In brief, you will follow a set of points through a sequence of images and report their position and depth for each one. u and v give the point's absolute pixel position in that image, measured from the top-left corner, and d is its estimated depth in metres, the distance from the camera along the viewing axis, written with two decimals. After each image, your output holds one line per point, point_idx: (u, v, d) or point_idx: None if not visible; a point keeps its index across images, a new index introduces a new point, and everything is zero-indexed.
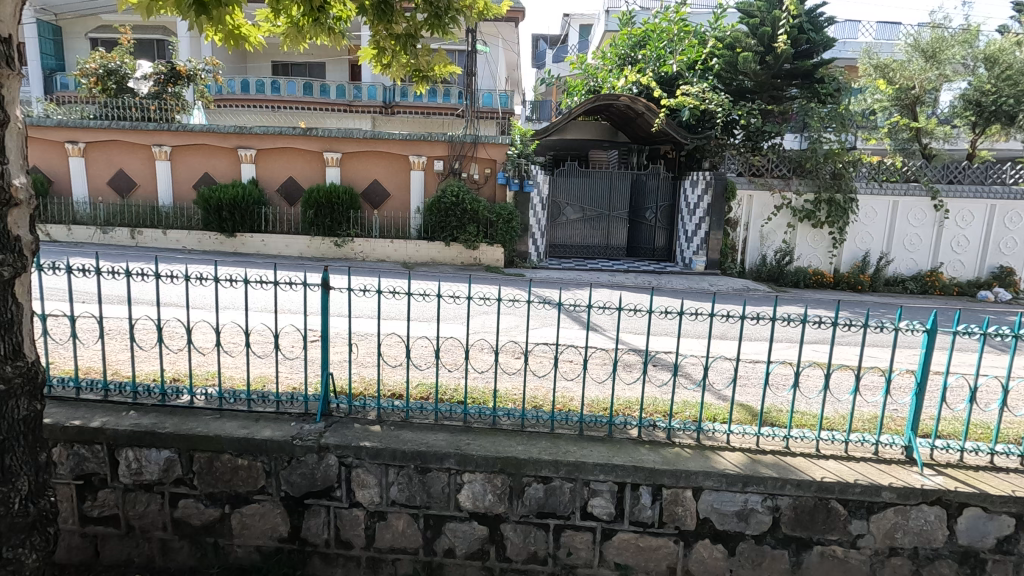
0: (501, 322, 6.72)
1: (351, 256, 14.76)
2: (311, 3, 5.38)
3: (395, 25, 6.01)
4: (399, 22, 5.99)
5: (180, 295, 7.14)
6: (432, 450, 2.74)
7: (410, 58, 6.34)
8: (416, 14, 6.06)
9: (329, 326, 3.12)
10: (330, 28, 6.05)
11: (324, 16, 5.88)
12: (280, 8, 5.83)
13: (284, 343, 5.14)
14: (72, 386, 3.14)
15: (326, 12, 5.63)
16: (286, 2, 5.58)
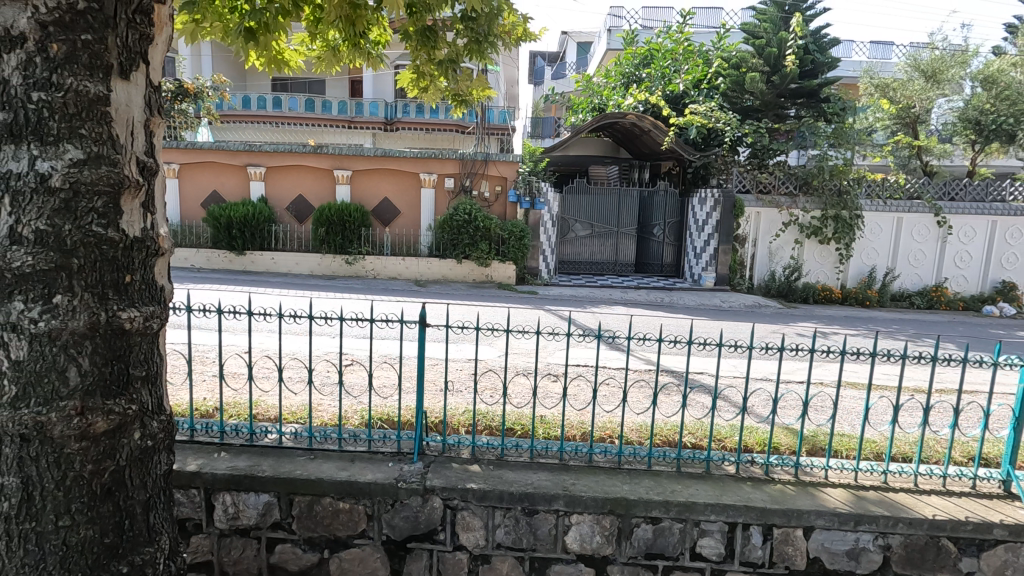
0: (538, 346, 6.69)
1: (362, 274, 14.67)
2: (356, 30, 5.40)
3: (436, 51, 5.99)
4: (440, 48, 5.98)
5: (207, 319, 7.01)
6: (541, 491, 2.70)
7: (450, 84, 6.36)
8: (457, 39, 6.04)
9: (423, 364, 3.07)
10: (368, 52, 6.03)
11: (364, 41, 5.86)
12: (320, 33, 5.76)
13: (334, 369, 5.08)
14: None
15: (368, 38, 5.64)
16: (330, 27, 5.52)
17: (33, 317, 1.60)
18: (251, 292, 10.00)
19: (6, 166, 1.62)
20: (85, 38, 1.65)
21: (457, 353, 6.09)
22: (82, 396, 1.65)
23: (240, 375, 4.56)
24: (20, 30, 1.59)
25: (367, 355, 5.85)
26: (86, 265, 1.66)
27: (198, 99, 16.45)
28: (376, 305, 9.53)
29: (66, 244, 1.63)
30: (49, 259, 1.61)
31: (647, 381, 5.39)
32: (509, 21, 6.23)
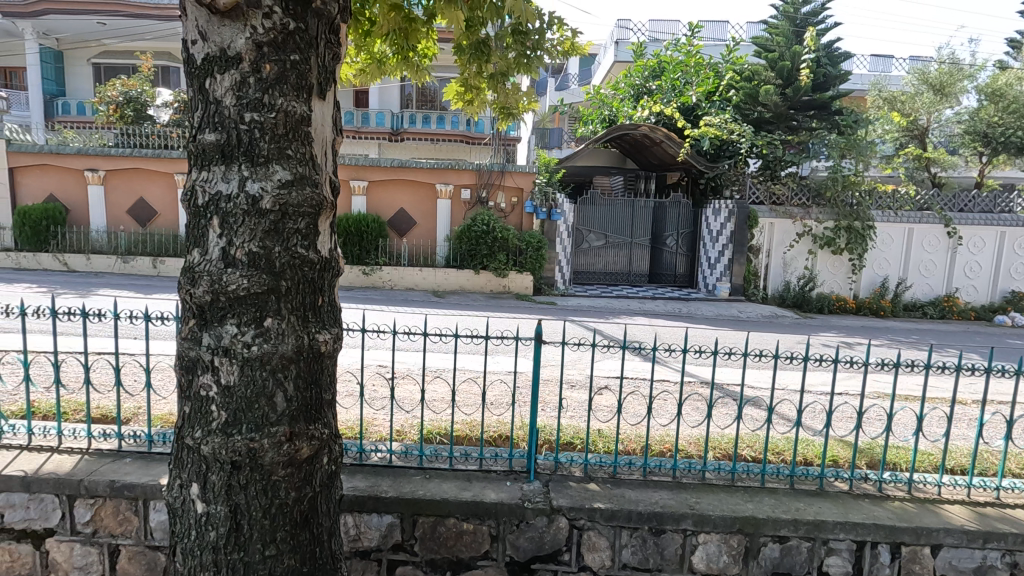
0: (584, 359, 6.65)
1: (379, 285, 14.59)
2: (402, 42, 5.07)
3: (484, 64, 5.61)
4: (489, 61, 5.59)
5: None
6: (669, 510, 2.67)
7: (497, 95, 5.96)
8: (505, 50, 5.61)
9: (534, 382, 3.02)
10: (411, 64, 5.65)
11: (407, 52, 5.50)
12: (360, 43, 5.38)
13: (396, 382, 5.04)
14: None
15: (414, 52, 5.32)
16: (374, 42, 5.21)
17: (247, 341, 1.57)
18: None
19: (217, 188, 1.60)
20: (294, 59, 1.63)
21: (509, 364, 6.06)
22: (290, 421, 1.62)
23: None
24: (237, 51, 1.57)
25: (420, 368, 5.81)
26: (294, 288, 1.64)
27: None
28: (407, 317, 9.46)
29: (276, 267, 1.60)
30: (261, 281, 1.58)
31: (705, 394, 5.38)
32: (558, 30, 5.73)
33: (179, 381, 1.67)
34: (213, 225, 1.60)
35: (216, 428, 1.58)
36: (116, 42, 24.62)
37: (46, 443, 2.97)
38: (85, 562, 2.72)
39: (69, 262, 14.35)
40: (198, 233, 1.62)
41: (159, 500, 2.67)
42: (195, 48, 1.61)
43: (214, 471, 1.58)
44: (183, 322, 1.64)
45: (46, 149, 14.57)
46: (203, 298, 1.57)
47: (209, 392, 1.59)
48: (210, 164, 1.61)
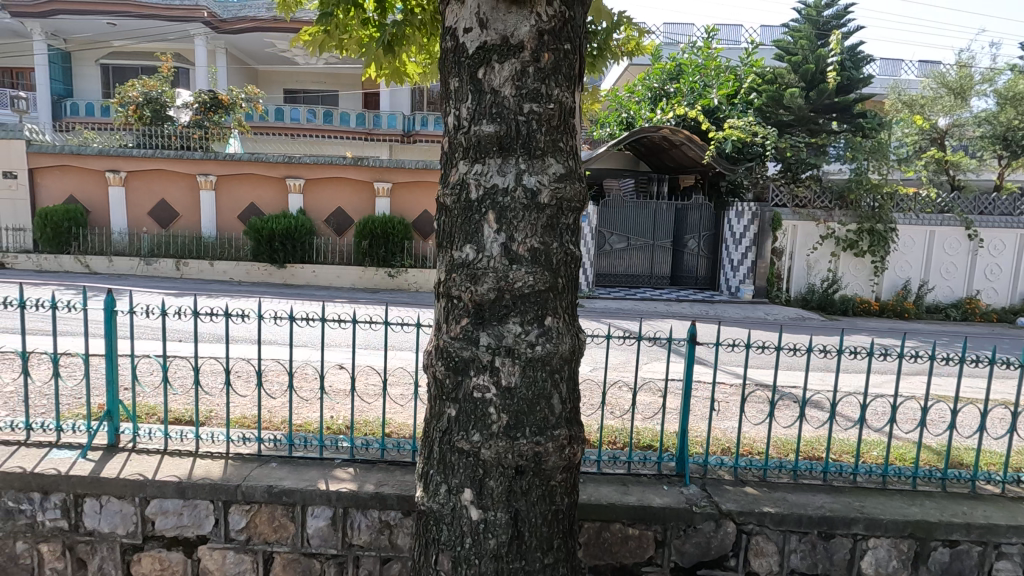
0: (642, 364, 6.63)
1: (405, 288, 14.51)
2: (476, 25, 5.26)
3: None
4: None
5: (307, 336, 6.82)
6: (840, 514, 2.62)
7: None
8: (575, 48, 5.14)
9: (686, 383, 2.94)
10: None
11: None
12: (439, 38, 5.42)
13: None
14: (406, 448, 2.92)
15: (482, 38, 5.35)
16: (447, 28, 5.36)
17: (532, 340, 1.51)
18: (314, 305, 9.73)
19: (493, 181, 1.53)
20: (566, 49, 1.57)
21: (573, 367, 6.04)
22: (567, 424, 1.56)
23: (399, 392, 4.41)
24: (519, 38, 1.51)
25: None
26: (569, 285, 1.59)
27: (231, 111, 16.30)
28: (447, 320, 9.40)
29: (554, 263, 1.54)
30: (545, 279, 1.52)
31: (782, 395, 5.37)
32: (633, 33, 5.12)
33: (442, 384, 1.60)
34: (489, 220, 1.53)
35: (498, 432, 1.51)
36: (124, 42, 24.45)
37: (183, 448, 2.89)
38: (238, 570, 2.64)
39: (90, 264, 14.21)
40: (471, 228, 1.55)
41: (318, 505, 2.60)
42: (469, 35, 1.54)
43: (495, 476, 1.52)
44: (452, 321, 1.57)
45: (67, 150, 14.41)
46: (487, 295, 1.50)
47: (486, 394, 1.53)
48: (485, 156, 1.54)
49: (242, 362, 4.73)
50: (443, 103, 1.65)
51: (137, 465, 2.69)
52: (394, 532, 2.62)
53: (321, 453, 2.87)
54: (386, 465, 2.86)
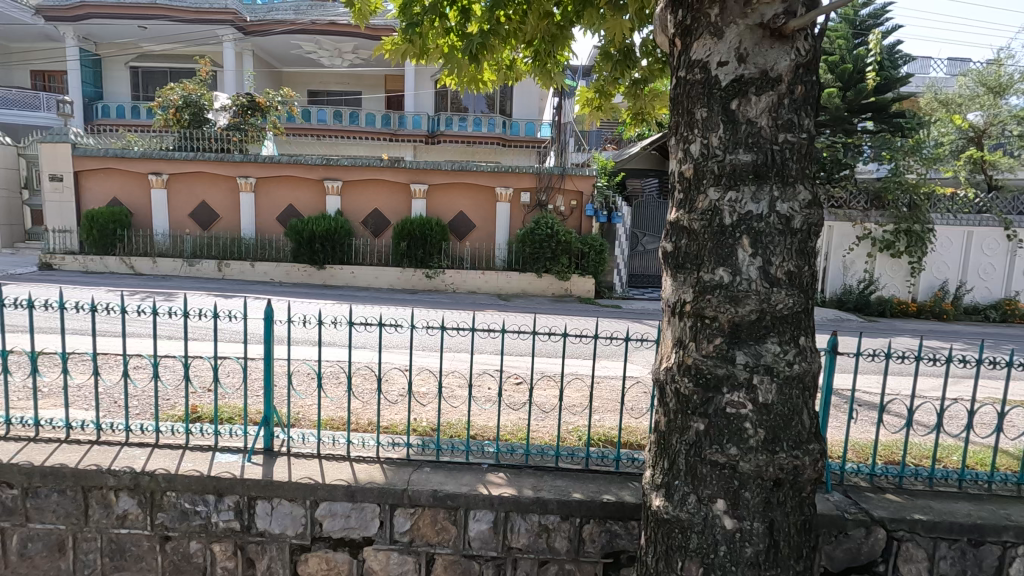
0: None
1: (442, 289, 14.64)
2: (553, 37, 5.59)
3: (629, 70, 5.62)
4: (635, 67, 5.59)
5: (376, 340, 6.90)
6: (990, 522, 2.67)
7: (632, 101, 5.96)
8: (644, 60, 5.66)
9: (828, 392, 2.98)
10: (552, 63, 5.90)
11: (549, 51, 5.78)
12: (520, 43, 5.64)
13: (563, 389, 5.08)
14: (550, 455, 3.01)
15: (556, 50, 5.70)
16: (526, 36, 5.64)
17: (789, 360, 1.61)
18: (364, 307, 9.85)
19: (748, 208, 1.61)
20: (813, 80, 1.66)
21: (636, 372, 6.12)
22: (815, 437, 1.66)
23: (486, 399, 4.49)
24: (779, 72, 1.59)
25: (565, 372, 5.86)
26: (814, 307, 1.68)
27: (266, 114, 16.36)
28: (496, 322, 9.48)
29: (806, 286, 1.64)
30: (799, 302, 1.62)
31: (855, 398, 5.41)
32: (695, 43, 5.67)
33: (689, 398, 1.68)
34: (744, 244, 1.61)
35: (757, 445, 1.60)
36: (154, 45, 24.78)
37: (335, 451, 3.00)
38: (401, 571, 2.75)
39: (135, 265, 14.48)
40: (725, 252, 1.63)
41: (480, 509, 2.69)
42: (723, 69, 1.62)
43: (753, 488, 1.60)
44: (703, 340, 1.65)
45: (110, 154, 14.68)
46: (748, 316, 1.60)
47: (742, 410, 1.61)
48: (740, 184, 1.62)
49: (336, 367, 4.85)
50: (684, 128, 1.73)
51: (302, 469, 2.80)
52: (553, 535, 2.71)
53: (469, 458, 2.97)
54: (533, 470, 2.95)
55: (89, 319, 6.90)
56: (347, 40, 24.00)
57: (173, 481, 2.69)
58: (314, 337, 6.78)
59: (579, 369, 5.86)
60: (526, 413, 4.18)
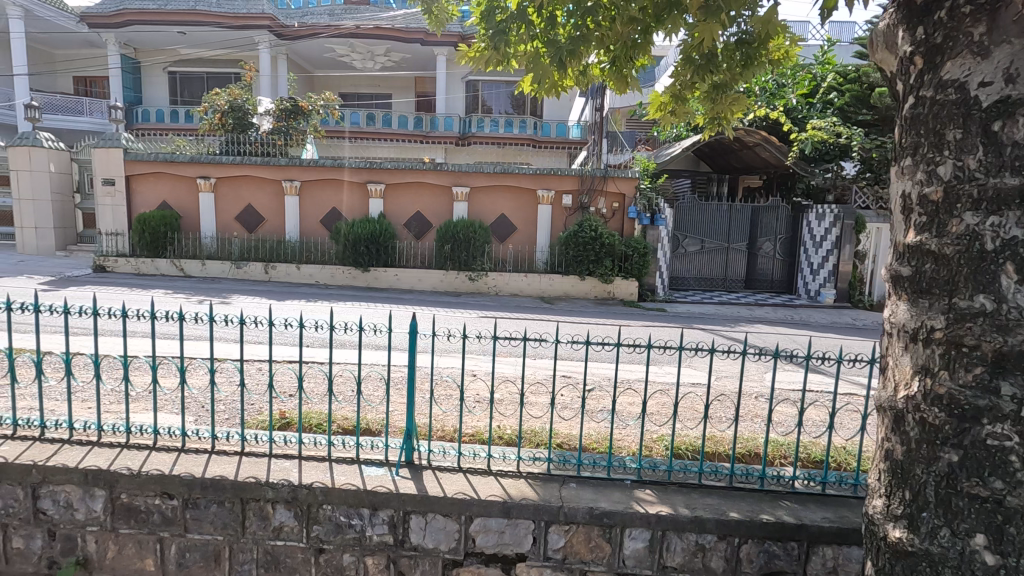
0: (761, 372, 6.65)
1: (484, 291, 14.68)
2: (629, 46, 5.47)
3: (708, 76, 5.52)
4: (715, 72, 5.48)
5: (439, 345, 6.95)
6: None
7: (711, 104, 5.83)
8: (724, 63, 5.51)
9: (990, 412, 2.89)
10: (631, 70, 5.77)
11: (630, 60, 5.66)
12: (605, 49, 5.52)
13: (650, 398, 5.07)
14: (693, 471, 2.97)
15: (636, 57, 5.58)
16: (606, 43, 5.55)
17: None
18: (416, 311, 9.90)
19: (1014, 234, 1.54)
20: None
21: (702, 379, 6.08)
22: None
23: (581, 408, 4.46)
24: None
25: (641, 380, 5.86)
26: None
27: (308, 118, 16.53)
28: (548, 326, 9.51)
29: None
30: None
31: None
32: (777, 44, 5.59)
33: (941, 428, 1.63)
34: (1010, 271, 1.54)
35: None
36: (192, 50, 25.21)
37: (476, 465, 3.00)
38: None
39: (185, 267, 14.77)
40: (988, 278, 1.56)
41: (637, 527, 2.67)
42: (986, 90, 1.56)
43: (1022, 525, 1.54)
44: (960, 368, 1.60)
45: (161, 158, 14.97)
46: (1019, 347, 1.53)
47: (1007, 442, 1.54)
48: (1005, 208, 1.54)
49: (423, 379, 4.92)
50: (930, 148, 1.67)
51: (453, 484, 2.80)
52: (708, 554, 2.67)
53: (611, 474, 2.94)
54: (677, 487, 2.92)
55: (162, 323, 7.05)
56: (381, 44, 24.19)
57: (331, 495, 2.72)
58: (378, 342, 6.86)
59: (657, 378, 5.84)
60: (629, 424, 4.17)
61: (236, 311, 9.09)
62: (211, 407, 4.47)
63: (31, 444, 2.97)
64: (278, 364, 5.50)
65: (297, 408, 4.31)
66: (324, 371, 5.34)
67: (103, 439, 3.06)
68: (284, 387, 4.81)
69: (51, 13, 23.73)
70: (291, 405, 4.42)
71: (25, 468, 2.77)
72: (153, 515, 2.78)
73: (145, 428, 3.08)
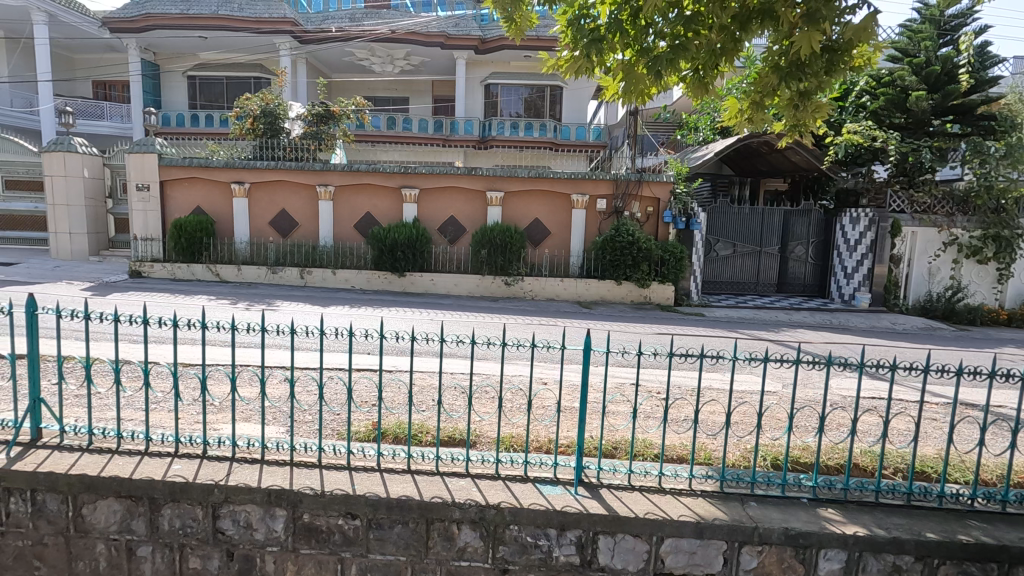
0: (825, 379, 6.77)
1: (520, 296, 14.70)
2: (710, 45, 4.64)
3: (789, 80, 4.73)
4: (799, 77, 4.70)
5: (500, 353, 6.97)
6: None
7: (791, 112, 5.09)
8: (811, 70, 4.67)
9: None
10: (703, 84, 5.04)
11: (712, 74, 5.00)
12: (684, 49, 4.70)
13: (747, 410, 5.07)
14: (869, 489, 2.93)
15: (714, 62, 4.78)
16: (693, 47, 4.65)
17: None
18: (461, 318, 9.92)
19: None
20: None
21: (774, 388, 6.14)
22: None
23: (694, 422, 4.46)
24: None
25: (719, 389, 5.90)
26: None
27: (339, 122, 16.49)
28: (591, 333, 9.58)
29: None
30: None
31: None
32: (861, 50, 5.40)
33: None
34: None
35: None
36: (213, 54, 25.22)
37: (648, 483, 2.96)
38: None
39: (221, 273, 14.73)
40: None
41: (833, 548, 2.63)
42: None
43: None
44: None
45: (195, 163, 14.96)
46: None
47: None
48: None
49: (518, 393, 4.95)
50: None
51: (638, 504, 2.76)
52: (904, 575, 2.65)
53: (787, 492, 2.91)
54: (856, 506, 2.89)
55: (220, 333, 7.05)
56: (401, 47, 24.17)
57: (520, 515, 2.68)
58: (443, 349, 6.96)
59: (737, 388, 5.88)
60: (750, 437, 4.17)
61: (285, 319, 9.17)
62: (307, 419, 4.29)
63: (199, 463, 2.93)
64: (361, 374, 5.48)
65: (399, 419, 4.27)
66: (402, 380, 5.38)
67: (267, 457, 3.02)
68: (365, 397, 4.74)
69: (76, 19, 23.51)
70: (390, 416, 4.32)
71: (206, 489, 2.74)
72: (335, 535, 2.75)
73: (310, 446, 3.05)
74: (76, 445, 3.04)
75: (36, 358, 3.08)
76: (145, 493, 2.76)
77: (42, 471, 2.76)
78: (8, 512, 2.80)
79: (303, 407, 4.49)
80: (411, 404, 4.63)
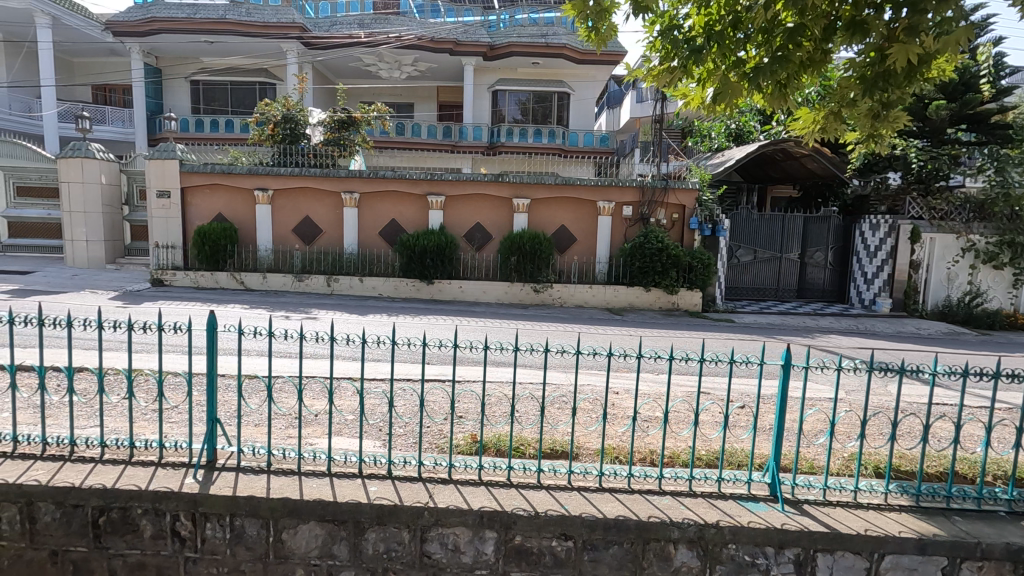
0: (887, 385, 6.79)
1: (548, 303, 14.69)
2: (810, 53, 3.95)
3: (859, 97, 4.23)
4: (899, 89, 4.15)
5: (562, 361, 6.90)
6: None
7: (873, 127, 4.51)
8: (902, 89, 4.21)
9: None
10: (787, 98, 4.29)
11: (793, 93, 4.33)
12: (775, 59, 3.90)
13: (854, 414, 5.09)
14: None
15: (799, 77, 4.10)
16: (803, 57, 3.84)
17: None
18: (499, 327, 9.83)
19: None
20: None
21: (848, 394, 6.13)
22: None
23: (821, 427, 4.48)
24: None
25: (801, 394, 5.92)
26: None
27: (360, 127, 16.06)
28: (629, 340, 9.57)
29: None
30: None
31: None
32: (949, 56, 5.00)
33: None
34: None
35: None
36: (217, 58, 24.81)
37: (844, 498, 2.96)
38: None
39: (245, 281, 14.58)
40: None
41: None
42: None
43: None
44: None
45: (218, 169, 14.72)
46: None
47: None
48: None
49: (627, 404, 4.88)
50: None
51: (851, 519, 2.75)
52: None
53: (982, 505, 2.92)
54: None
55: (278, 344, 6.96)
56: (410, 53, 24.00)
57: (741, 534, 2.64)
58: (497, 358, 6.85)
59: (825, 393, 5.90)
60: (883, 443, 4.18)
61: (332, 328, 9.12)
62: (405, 432, 3.83)
63: (394, 484, 2.86)
64: (449, 384, 5.34)
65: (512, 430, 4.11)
66: (484, 391, 5.23)
67: (456, 476, 2.95)
68: (457, 408, 4.50)
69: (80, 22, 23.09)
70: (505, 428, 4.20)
71: (416, 511, 2.66)
72: (546, 557, 2.70)
73: (499, 464, 2.98)
74: (258, 466, 2.95)
75: (213, 376, 2.99)
76: (351, 517, 2.67)
77: (242, 496, 2.67)
78: (204, 538, 2.71)
79: (397, 419, 4.04)
80: (504, 416, 4.35)
